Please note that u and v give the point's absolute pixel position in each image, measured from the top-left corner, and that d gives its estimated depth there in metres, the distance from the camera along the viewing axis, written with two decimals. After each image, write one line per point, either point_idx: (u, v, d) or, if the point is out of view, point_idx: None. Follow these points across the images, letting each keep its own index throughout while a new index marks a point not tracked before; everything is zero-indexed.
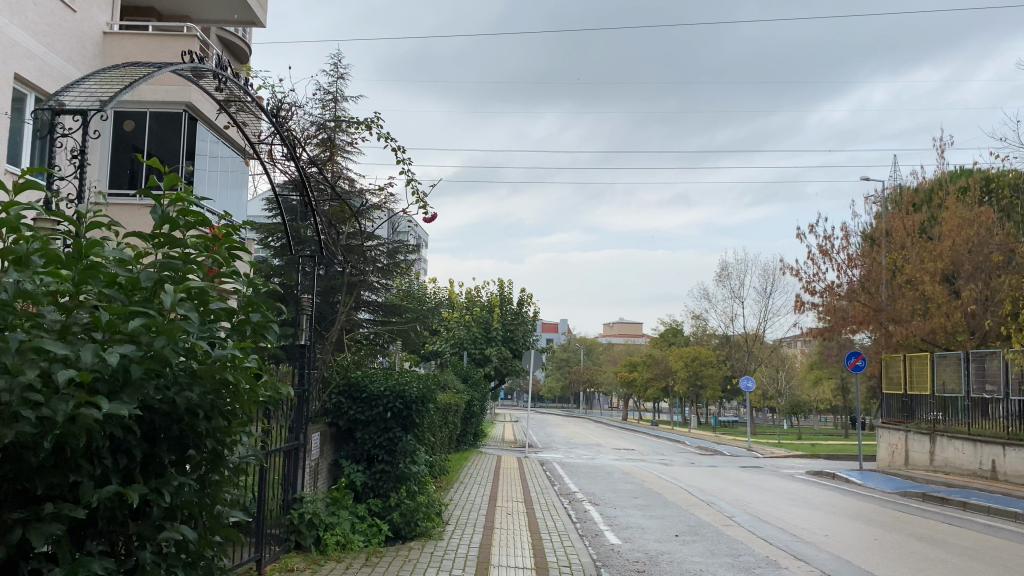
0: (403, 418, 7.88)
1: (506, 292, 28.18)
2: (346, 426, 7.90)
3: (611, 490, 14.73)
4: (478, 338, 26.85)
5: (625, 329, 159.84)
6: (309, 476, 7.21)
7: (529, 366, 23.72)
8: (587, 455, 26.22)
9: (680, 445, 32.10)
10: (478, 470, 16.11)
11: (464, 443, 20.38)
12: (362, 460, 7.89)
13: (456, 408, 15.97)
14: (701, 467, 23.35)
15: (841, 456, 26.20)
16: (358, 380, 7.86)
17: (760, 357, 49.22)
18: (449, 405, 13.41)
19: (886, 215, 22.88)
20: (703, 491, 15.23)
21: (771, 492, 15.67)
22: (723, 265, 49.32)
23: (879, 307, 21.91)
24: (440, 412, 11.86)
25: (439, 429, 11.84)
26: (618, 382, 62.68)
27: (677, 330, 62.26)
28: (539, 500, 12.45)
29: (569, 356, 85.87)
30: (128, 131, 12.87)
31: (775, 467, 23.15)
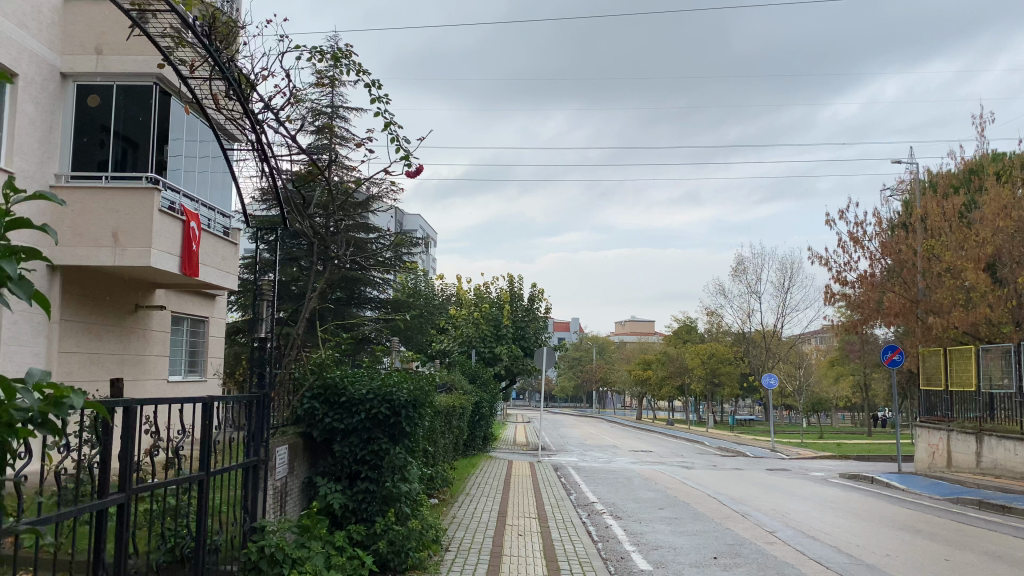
0: (391, 427, 6.58)
1: (516, 288, 26.77)
2: (321, 437, 6.56)
3: (633, 500, 13.42)
4: (486, 336, 25.53)
5: (637, 327, 158.41)
6: (272, 498, 5.91)
7: (540, 365, 22.39)
8: (602, 458, 24.88)
9: (699, 446, 30.71)
10: (487, 477, 14.81)
11: (473, 448, 19.09)
12: (342, 477, 6.58)
13: (463, 411, 14.72)
14: (725, 470, 21.99)
15: (872, 457, 24.71)
16: (337, 383, 6.56)
17: (779, 353, 47.64)
18: (453, 407, 12.16)
19: (921, 199, 21.28)
20: (735, 500, 13.91)
21: (808, 500, 14.32)
22: (739, 259, 47.74)
23: (916, 298, 20.42)
24: (440, 413, 10.65)
25: (438, 432, 10.63)
26: (633, 381, 61.23)
27: (690, 327, 60.77)
28: (555, 513, 11.15)
29: (582, 355, 84.36)
30: (93, 108, 11.59)
31: (804, 470, 21.74)
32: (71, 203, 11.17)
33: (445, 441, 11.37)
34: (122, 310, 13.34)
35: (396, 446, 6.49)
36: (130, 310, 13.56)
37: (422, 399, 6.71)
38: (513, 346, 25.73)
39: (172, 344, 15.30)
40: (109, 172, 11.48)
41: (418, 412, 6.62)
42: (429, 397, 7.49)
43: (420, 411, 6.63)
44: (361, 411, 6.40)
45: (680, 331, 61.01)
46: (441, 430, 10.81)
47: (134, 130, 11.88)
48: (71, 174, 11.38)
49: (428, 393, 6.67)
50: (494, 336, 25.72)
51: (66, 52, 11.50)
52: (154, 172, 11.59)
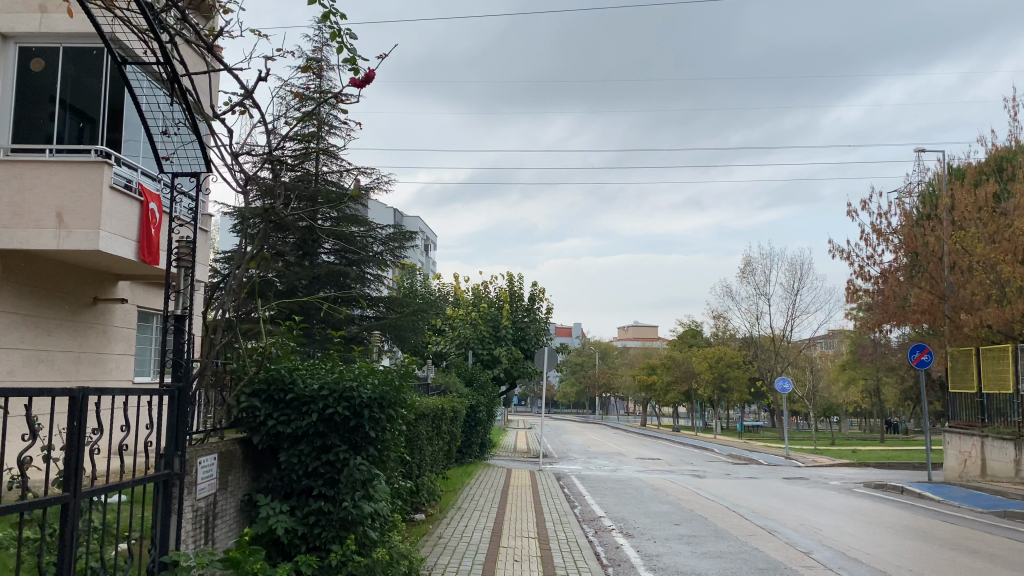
0: (353, 433, 5.26)
1: (516, 287, 25.46)
2: (264, 444, 5.24)
3: (644, 513, 12.09)
4: (485, 337, 24.18)
5: (639, 333, 157.05)
6: (194, 521, 4.58)
7: (542, 367, 21.03)
8: (608, 465, 23.51)
9: (708, 453, 29.30)
10: (483, 489, 13.48)
11: (468, 455, 17.76)
12: (289, 494, 5.28)
13: (457, 414, 13.45)
14: (738, 479, 20.63)
15: (894, 466, 23.31)
16: (286, 376, 5.23)
17: (788, 357, 46.21)
18: (443, 409, 10.89)
19: (950, 188, 19.87)
20: (755, 513, 12.56)
21: (837, 514, 12.98)
22: (746, 260, 46.43)
23: (945, 294, 19.06)
24: (425, 411, 9.36)
25: (423, 437, 9.34)
26: (637, 387, 59.80)
27: (695, 331, 59.48)
28: (557, 531, 9.82)
29: (584, 360, 82.91)
30: (40, 76, 10.38)
31: (823, 478, 20.37)
32: (7, 179, 9.85)
33: (432, 445, 10.11)
34: (78, 304, 12.04)
35: (358, 458, 5.17)
36: (88, 304, 12.27)
37: (394, 397, 5.41)
38: (513, 348, 24.37)
39: (139, 342, 14.00)
40: (54, 145, 10.15)
41: (388, 413, 5.30)
42: (404, 395, 6.17)
43: (391, 412, 5.31)
44: (315, 413, 5.07)
45: (685, 335, 59.63)
46: (427, 429, 9.55)
47: (85, 100, 10.61)
48: (12, 147, 10.11)
49: (401, 391, 5.36)
50: (493, 337, 24.39)
51: (8, 10, 10.22)
52: (104, 144, 10.27)
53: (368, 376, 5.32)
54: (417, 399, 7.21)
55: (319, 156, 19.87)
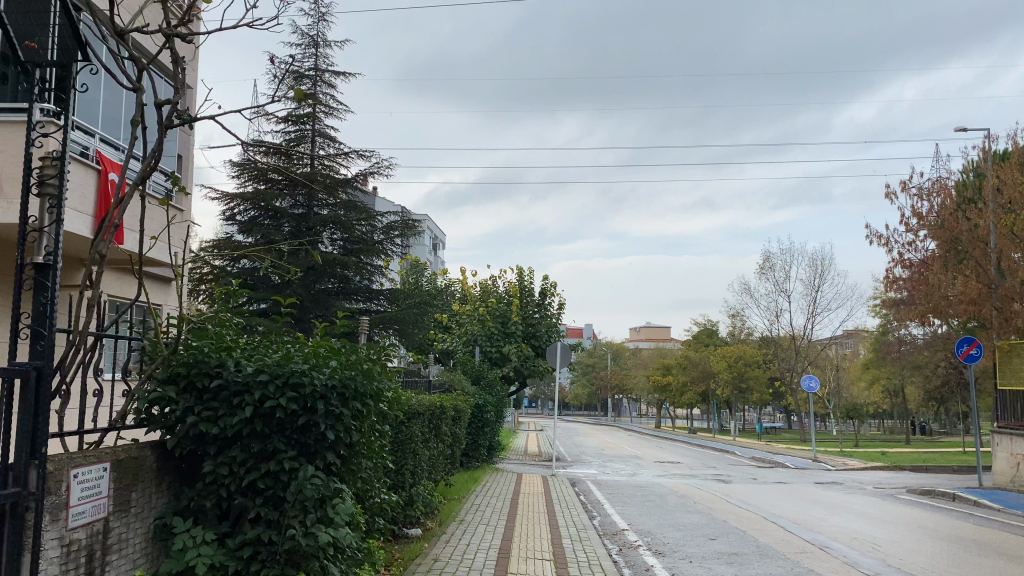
0: (304, 436, 3.87)
1: (526, 281, 23.99)
2: (182, 448, 3.85)
3: (673, 526, 10.66)
4: (494, 334, 22.72)
5: (653, 334, 155.17)
6: (69, 562, 3.19)
7: (554, 363, 19.56)
8: (625, 470, 22.02)
9: (729, 457, 27.70)
10: (491, 498, 12.06)
11: (474, 460, 16.35)
12: (219, 518, 3.88)
13: (462, 413, 12.13)
14: (766, 484, 19.12)
15: (932, 469, 21.70)
16: (213, 356, 3.86)
17: (809, 356, 44.49)
18: (443, 407, 9.57)
19: (994, 165, 18.06)
20: (798, 524, 11.11)
21: (890, 526, 11.46)
22: (765, 256, 44.80)
23: (993, 283, 17.31)
24: (419, 406, 8.01)
25: (415, 435, 7.98)
26: (651, 388, 58.16)
27: (711, 331, 57.84)
28: (575, 549, 8.41)
29: (597, 362, 81.24)
30: None
31: (860, 484, 18.83)
32: None
33: (429, 448, 8.78)
34: None
35: (309, 468, 3.79)
36: None
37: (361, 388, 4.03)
38: (523, 345, 22.90)
39: None
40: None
41: (352, 407, 3.92)
42: (381, 388, 4.78)
43: (355, 405, 3.93)
44: (249, 407, 3.68)
45: (700, 334, 57.97)
46: (421, 426, 8.22)
47: None
48: None
49: (370, 379, 3.98)
50: (503, 334, 22.99)
51: None
52: None
53: (326, 360, 3.95)
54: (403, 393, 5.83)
55: (315, 138, 18.77)
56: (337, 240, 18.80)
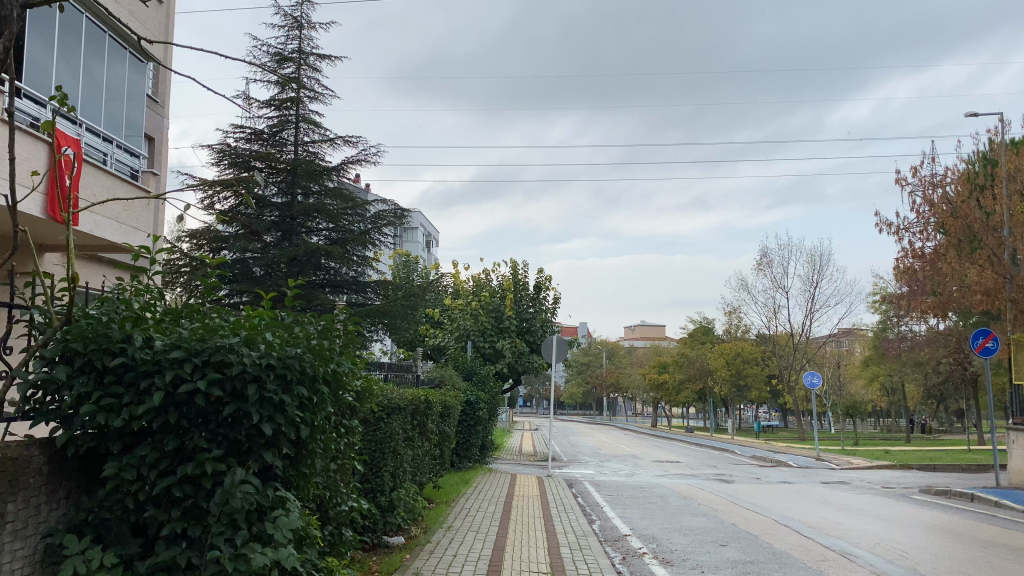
0: (235, 431, 3.04)
1: (520, 274, 23.13)
2: (76, 446, 3.01)
3: (680, 530, 9.87)
4: (487, 329, 21.85)
5: (647, 332, 154.60)
6: None
7: (549, 358, 18.71)
8: (623, 469, 21.19)
9: (729, 455, 26.92)
10: (483, 501, 11.24)
11: (465, 461, 15.52)
12: (125, 536, 3.05)
13: (451, 410, 11.30)
14: (771, 484, 18.35)
15: (940, 468, 20.99)
16: (117, 329, 3.02)
17: (807, 353, 43.78)
18: (429, 403, 8.73)
19: (1005, 148, 17.07)
20: (813, 529, 10.34)
21: (912, 529, 10.67)
22: (763, 252, 44.04)
23: (1007, 272, 16.25)
24: (398, 401, 7.16)
25: (394, 433, 7.13)
26: (647, 386, 57.38)
27: (707, 328, 57.10)
28: (573, 560, 7.54)
29: (592, 360, 80.46)
30: None
31: (868, 484, 18.05)
32: None
33: (413, 447, 7.94)
34: None
35: (239, 472, 2.95)
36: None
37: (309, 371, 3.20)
38: (517, 341, 22.05)
39: None
40: None
41: (295, 394, 3.09)
42: (346, 380, 3.94)
43: (298, 393, 3.10)
44: (157, 393, 2.85)
45: (697, 332, 57.21)
46: (402, 422, 7.37)
47: None
48: None
49: (318, 359, 3.15)
50: (496, 329, 22.12)
51: None
52: None
53: (261, 336, 3.11)
54: (375, 384, 4.98)
55: (299, 124, 17.85)
56: (321, 230, 17.92)
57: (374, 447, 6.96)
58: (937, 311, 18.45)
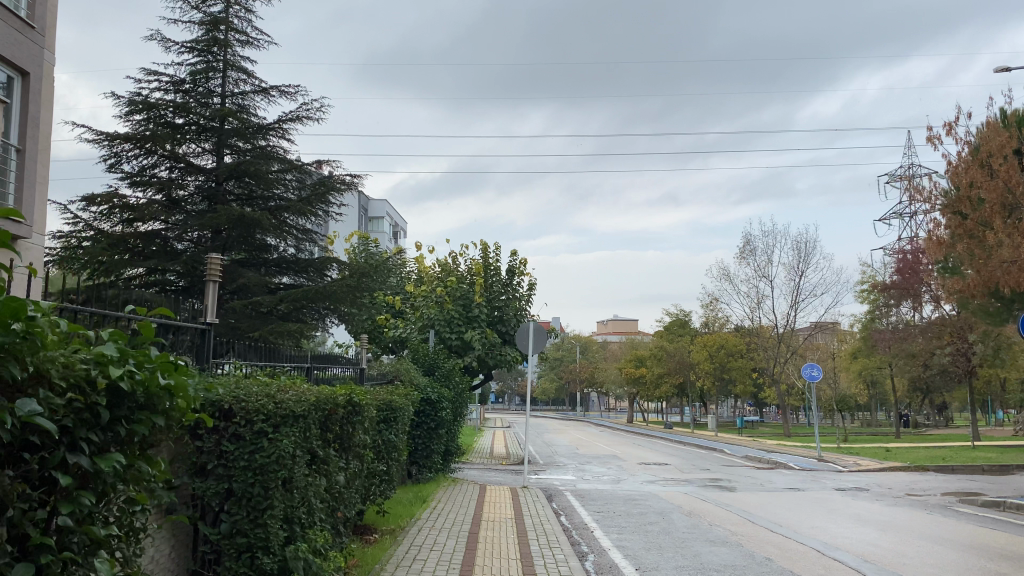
0: None
1: (491, 257, 20.53)
2: None
3: (704, 569, 7.49)
4: (454, 318, 19.17)
5: (618, 326, 153.18)
6: None
7: (525, 350, 16.10)
8: (608, 475, 18.75)
9: (719, 456, 24.61)
10: (440, 530, 8.69)
11: (426, 473, 12.99)
12: None
13: (400, 414, 8.70)
14: (778, 491, 16.00)
15: (958, 471, 18.89)
16: None
17: (792, 345, 41.77)
18: (363, 406, 6.13)
19: None
20: (872, 564, 8.01)
21: (988, 560, 8.43)
22: (746, 239, 41.89)
23: None
24: (300, 405, 4.60)
25: (294, 454, 4.58)
26: (624, 381, 55.07)
27: (684, 321, 55.00)
28: None
29: (565, 355, 78.04)
30: None
31: (888, 490, 15.84)
32: None
33: (331, 470, 5.32)
34: None
35: None
36: None
37: None
38: (488, 331, 19.39)
39: None
40: None
41: None
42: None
43: None
44: None
45: (674, 325, 54.93)
46: (310, 435, 4.79)
47: None
48: None
49: None
50: (464, 319, 19.45)
51: None
52: None
53: None
54: (185, 386, 2.71)
55: (227, 72, 15.06)
56: (257, 197, 15.11)
57: (258, 474, 4.40)
58: (972, 292, 15.32)
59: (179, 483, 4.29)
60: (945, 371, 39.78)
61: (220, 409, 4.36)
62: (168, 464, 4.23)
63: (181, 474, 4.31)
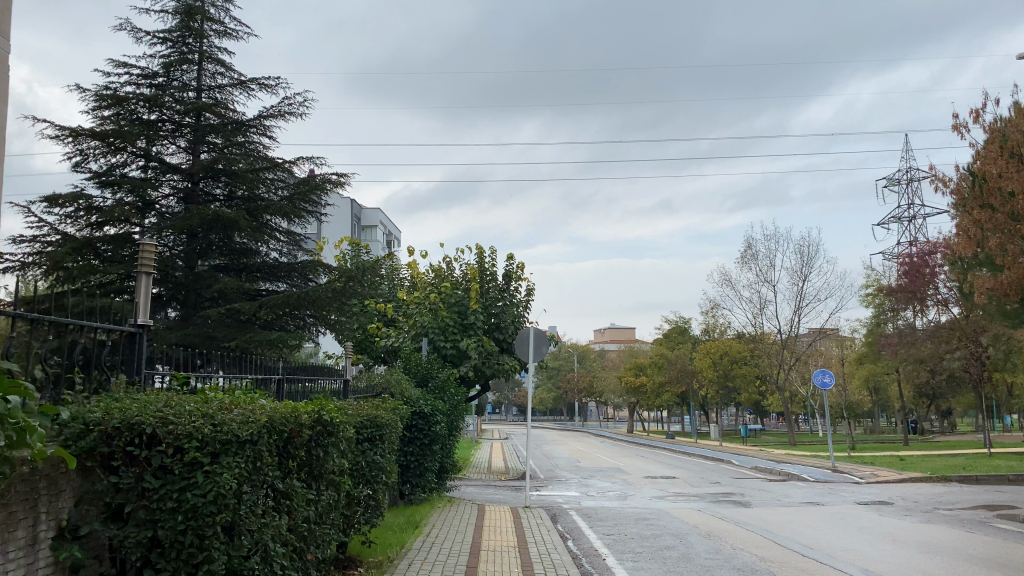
0: None
1: (487, 262, 19.51)
2: None
3: None
4: (448, 326, 18.14)
5: (615, 334, 152.23)
6: None
7: (525, 359, 15.06)
8: (614, 490, 17.69)
9: (728, 468, 23.61)
10: (433, 564, 7.67)
11: (420, 493, 11.93)
12: None
13: (387, 431, 7.67)
14: (797, 506, 14.98)
15: (983, 481, 17.89)
16: None
17: (797, 351, 40.76)
18: (337, 425, 5.09)
19: None
20: None
21: None
22: (748, 243, 40.90)
23: None
24: (247, 428, 3.54)
25: (241, 490, 3.55)
26: (623, 390, 54.11)
27: (684, 328, 53.97)
28: None
29: (562, 364, 77.01)
30: None
31: (912, 504, 14.82)
32: None
33: (293, 504, 4.30)
34: None
35: None
36: None
37: None
38: (484, 339, 18.36)
39: None
40: None
41: None
42: None
43: None
44: None
45: (673, 332, 54.00)
46: (263, 466, 3.74)
47: None
48: None
49: None
50: (460, 328, 18.43)
51: None
52: None
53: None
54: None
55: (203, 65, 14.13)
56: (236, 198, 14.16)
57: (191, 519, 3.33)
58: (1003, 290, 14.19)
59: (88, 533, 3.28)
60: (954, 376, 38.86)
61: (139, 435, 3.33)
62: (70, 507, 3.27)
63: (90, 521, 3.31)
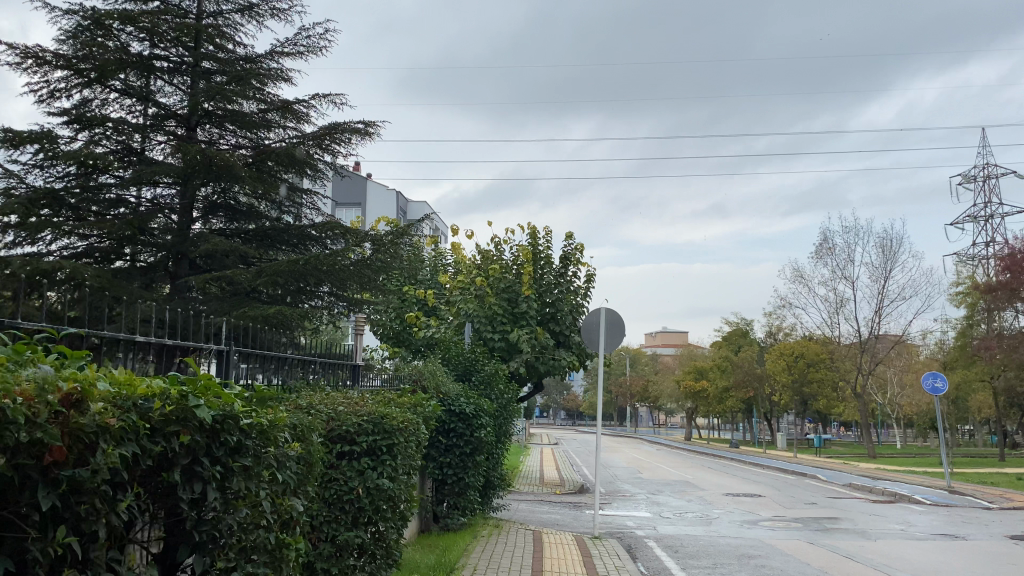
0: None
1: (542, 243, 16.79)
2: None
3: None
4: (496, 315, 15.47)
5: (669, 339, 147.77)
6: None
7: (595, 349, 12.27)
8: (693, 511, 14.77)
9: (818, 485, 20.38)
10: None
11: (459, 517, 9.30)
12: None
13: (403, 439, 4.93)
14: (932, 539, 11.89)
15: None
16: None
17: (878, 355, 37.02)
18: (260, 435, 2.53)
19: None
20: None
21: None
22: (823, 236, 37.39)
23: None
24: None
25: None
26: (680, 396, 50.80)
27: (746, 331, 50.37)
28: None
29: (613, 368, 73.63)
30: None
31: None
32: None
33: None
34: None
35: None
36: None
37: None
38: (538, 330, 15.64)
39: None
40: None
41: None
42: None
43: None
44: None
45: (734, 335, 50.45)
46: None
47: None
48: None
49: None
50: (510, 318, 15.72)
51: None
52: None
53: None
54: None
55: None
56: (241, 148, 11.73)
57: None
58: None
59: None
60: None
61: None
62: None
63: None
